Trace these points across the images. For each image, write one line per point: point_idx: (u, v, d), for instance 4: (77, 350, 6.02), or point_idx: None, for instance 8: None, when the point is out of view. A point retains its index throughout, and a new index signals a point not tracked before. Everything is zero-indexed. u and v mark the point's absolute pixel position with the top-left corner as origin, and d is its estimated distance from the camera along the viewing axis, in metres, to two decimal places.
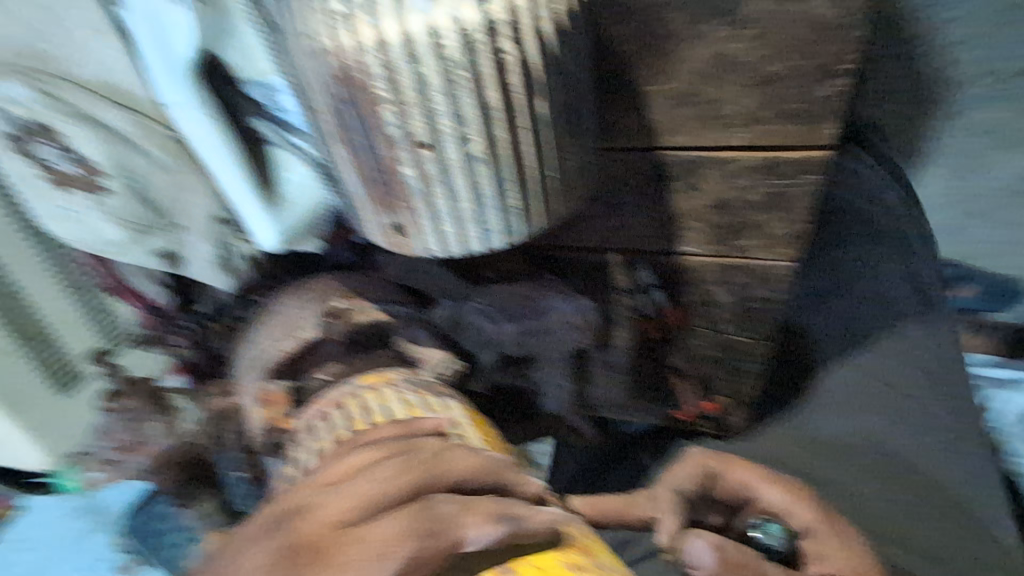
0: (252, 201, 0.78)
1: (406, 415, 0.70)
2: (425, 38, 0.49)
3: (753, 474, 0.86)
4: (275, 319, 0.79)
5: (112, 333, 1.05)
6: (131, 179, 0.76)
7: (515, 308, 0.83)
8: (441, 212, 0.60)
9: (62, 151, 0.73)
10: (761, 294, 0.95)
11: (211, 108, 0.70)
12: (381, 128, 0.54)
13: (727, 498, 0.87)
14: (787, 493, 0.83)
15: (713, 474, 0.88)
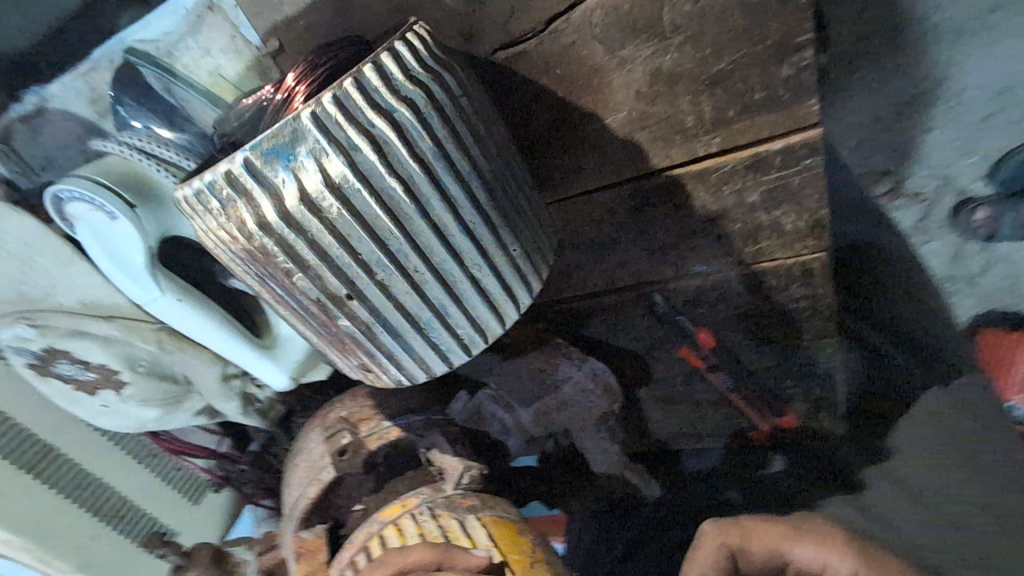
0: (248, 358, 0.80)
1: (419, 539, 0.68)
2: (301, 209, 0.47)
3: (776, 535, 0.69)
4: (301, 461, 0.80)
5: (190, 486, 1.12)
6: (144, 367, 0.79)
7: (529, 388, 0.78)
8: (393, 347, 0.57)
9: (78, 364, 0.77)
10: (799, 292, 0.83)
11: (180, 293, 0.72)
12: (300, 293, 0.52)
13: (759, 568, 0.69)
14: (818, 545, 0.68)
15: (737, 551, 0.69)
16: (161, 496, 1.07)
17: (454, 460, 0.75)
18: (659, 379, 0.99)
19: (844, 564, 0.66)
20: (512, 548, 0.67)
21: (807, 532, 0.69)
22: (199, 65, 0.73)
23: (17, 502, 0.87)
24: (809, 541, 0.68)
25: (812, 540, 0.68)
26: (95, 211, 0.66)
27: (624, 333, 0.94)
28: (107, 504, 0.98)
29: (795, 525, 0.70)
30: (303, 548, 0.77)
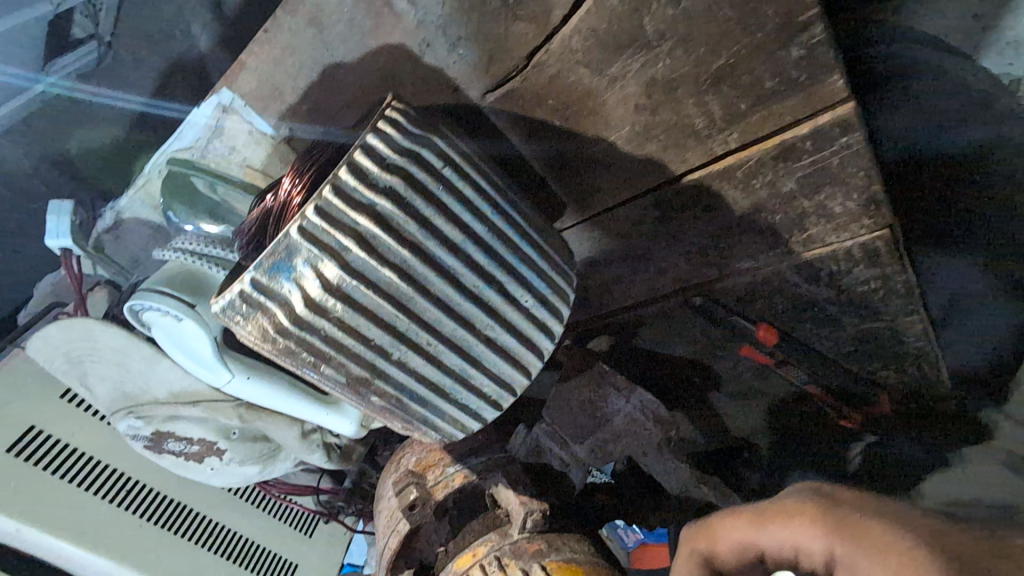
0: (316, 414, 0.86)
1: None
2: (310, 313, 0.50)
3: (741, 527, 0.51)
4: (384, 513, 0.88)
5: (302, 521, 1.24)
6: (237, 433, 0.90)
7: (580, 421, 0.82)
8: (426, 413, 0.60)
9: (182, 440, 0.87)
10: (868, 274, 0.74)
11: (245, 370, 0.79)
12: (330, 381, 0.55)
13: (749, 567, 0.52)
14: (786, 520, 0.48)
15: (706, 553, 0.54)
16: (283, 533, 1.19)
17: (515, 503, 0.77)
18: (727, 378, 0.96)
19: (814, 539, 0.47)
20: None
21: (775, 514, 0.50)
22: (229, 161, 0.77)
23: (163, 554, 0.99)
24: (797, 523, 0.48)
25: (778, 522, 0.49)
26: (164, 316, 0.74)
27: (679, 338, 0.92)
28: (235, 548, 1.10)
29: (759, 506, 0.51)
30: None
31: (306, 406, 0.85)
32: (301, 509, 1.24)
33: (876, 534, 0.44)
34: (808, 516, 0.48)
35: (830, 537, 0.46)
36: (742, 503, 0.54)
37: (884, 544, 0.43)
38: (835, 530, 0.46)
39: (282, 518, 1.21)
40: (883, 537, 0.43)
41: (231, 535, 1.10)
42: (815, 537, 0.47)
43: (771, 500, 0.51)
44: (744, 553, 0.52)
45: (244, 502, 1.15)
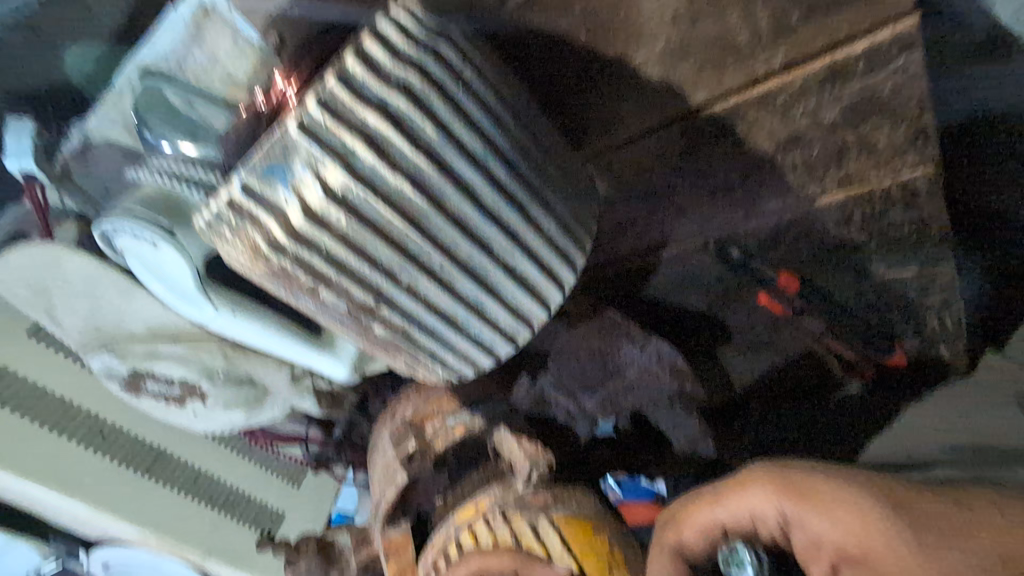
0: (307, 356, 0.81)
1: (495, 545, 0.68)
2: (311, 226, 0.44)
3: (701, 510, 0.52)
4: (380, 463, 0.83)
5: (290, 472, 1.20)
6: (222, 375, 0.83)
7: (589, 371, 0.76)
8: (435, 347, 0.55)
9: (162, 382, 0.82)
10: (901, 218, 0.70)
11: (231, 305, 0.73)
12: (331, 308, 0.49)
13: (710, 553, 0.53)
14: (746, 492, 0.50)
15: (668, 546, 0.54)
16: (271, 484, 1.15)
17: (519, 454, 0.72)
18: (738, 331, 0.90)
19: (769, 506, 0.49)
20: (587, 552, 0.67)
21: (732, 494, 0.51)
22: (209, 74, 0.69)
23: (142, 500, 0.97)
24: (754, 493, 0.50)
25: (734, 496, 0.50)
26: (140, 242, 0.67)
27: (694, 288, 0.86)
28: (219, 496, 1.07)
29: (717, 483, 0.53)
30: (390, 547, 0.78)
31: (297, 348, 0.80)
32: (288, 460, 1.20)
33: (829, 498, 0.46)
34: (767, 487, 0.49)
35: (783, 499, 0.48)
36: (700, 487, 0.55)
37: (841, 508, 0.45)
38: (794, 497, 0.48)
39: (270, 469, 1.16)
40: (836, 499, 0.46)
41: (216, 483, 1.07)
42: (771, 502, 0.49)
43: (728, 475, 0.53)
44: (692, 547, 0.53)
45: (230, 450, 1.11)
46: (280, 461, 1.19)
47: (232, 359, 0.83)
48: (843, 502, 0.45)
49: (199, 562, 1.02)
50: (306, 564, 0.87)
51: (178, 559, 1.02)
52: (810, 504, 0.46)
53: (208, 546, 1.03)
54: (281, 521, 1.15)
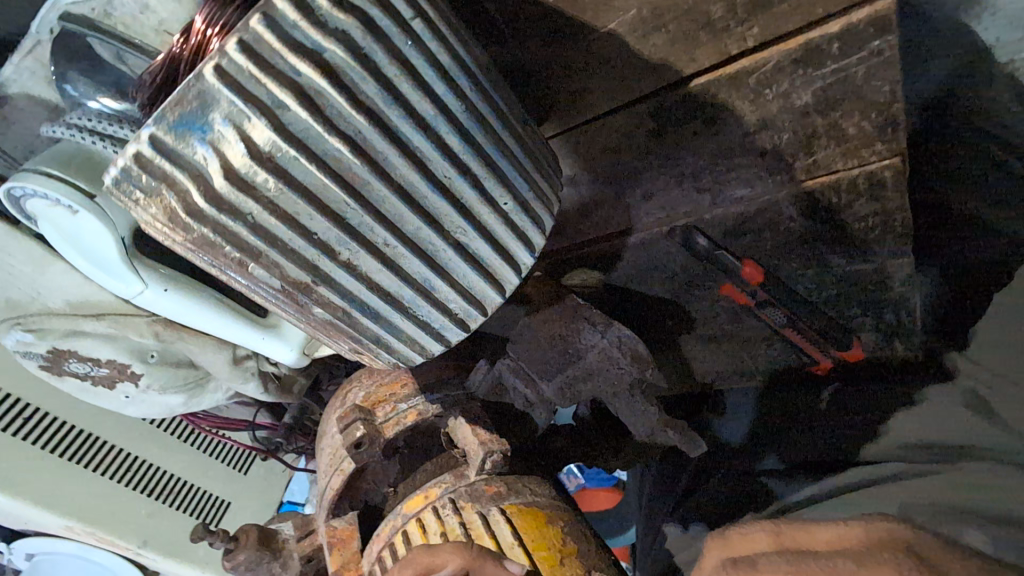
0: (251, 337, 0.76)
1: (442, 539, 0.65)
2: (231, 189, 0.39)
3: None
4: (327, 450, 0.79)
5: (237, 458, 1.14)
6: (155, 357, 0.78)
7: (548, 353, 0.73)
8: (378, 331, 0.50)
9: (86, 362, 0.75)
10: (866, 209, 0.69)
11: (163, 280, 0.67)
12: (260, 285, 0.45)
13: None
14: None
15: None
16: (214, 471, 1.10)
17: (473, 443, 0.69)
18: (701, 321, 0.89)
19: None
20: (537, 543, 0.63)
21: None
22: (138, 21, 0.57)
23: (69, 490, 0.90)
24: None
25: None
26: (53, 206, 0.60)
27: (658, 276, 0.84)
28: (158, 484, 1.01)
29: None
30: (335, 537, 0.75)
31: (238, 327, 0.74)
32: (233, 446, 1.14)
33: None
34: None
35: None
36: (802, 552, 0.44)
37: None
38: None
39: (214, 455, 1.11)
40: None
41: (151, 470, 1.00)
42: None
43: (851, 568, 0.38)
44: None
45: (170, 435, 1.05)
46: (226, 447, 1.13)
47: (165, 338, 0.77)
48: None
49: (134, 554, 0.96)
50: (243, 557, 0.82)
51: (110, 551, 0.96)
52: None
53: (145, 536, 0.97)
54: (223, 509, 1.09)
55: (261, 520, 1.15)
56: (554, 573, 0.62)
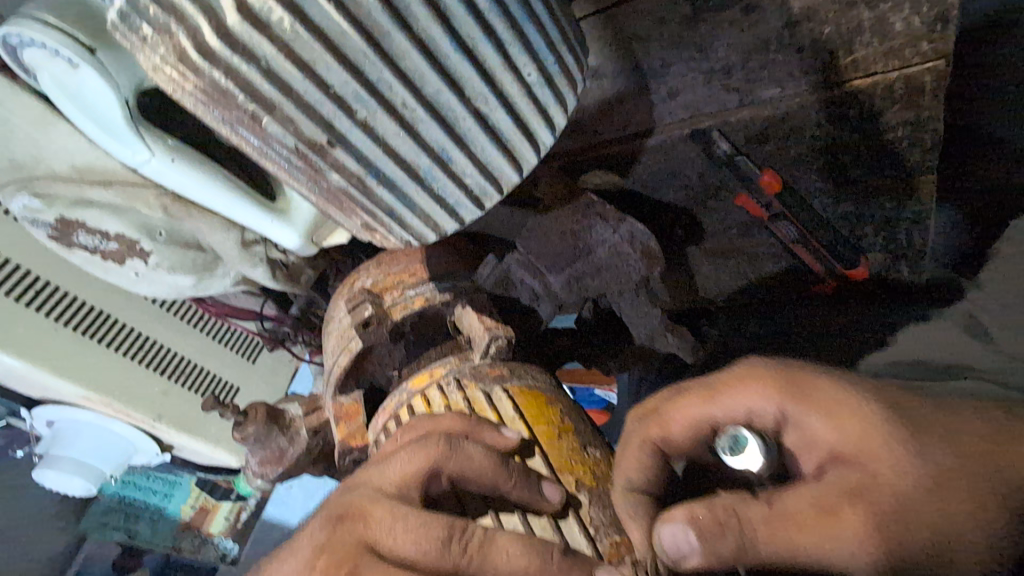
0: (259, 218, 0.75)
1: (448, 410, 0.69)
2: (245, 27, 0.37)
3: (698, 402, 0.53)
4: (335, 332, 0.82)
5: (245, 344, 1.17)
6: (163, 236, 0.78)
7: (558, 249, 0.75)
8: (392, 202, 0.50)
9: (95, 236, 0.75)
10: (898, 117, 0.66)
11: (167, 150, 0.65)
12: (275, 143, 0.43)
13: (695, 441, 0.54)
14: (754, 388, 0.50)
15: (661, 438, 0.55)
16: (222, 355, 1.13)
17: (478, 328, 0.73)
18: (711, 232, 0.88)
19: (769, 404, 0.50)
20: (538, 419, 0.66)
21: (729, 388, 0.51)
22: None
23: (84, 362, 0.94)
24: (749, 390, 0.50)
25: (729, 394, 0.51)
26: (52, 58, 0.57)
27: (673, 182, 0.82)
28: (169, 365, 1.05)
29: (708, 382, 0.53)
30: (341, 413, 0.79)
31: (246, 206, 0.74)
32: (242, 335, 1.17)
33: (828, 400, 0.47)
34: (767, 385, 0.50)
35: (785, 400, 0.49)
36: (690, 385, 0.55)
37: (835, 404, 0.47)
38: (792, 397, 0.49)
39: (224, 342, 1.14)
40: (832, 400, 0.47)
41: (160, 350, 1.04)
42: (772, 401, 0.50)
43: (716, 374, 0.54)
44: (739, 411, 0.51)
45: (178, 318, 1.08)
46: (234, 333, 1.16)
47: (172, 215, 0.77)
48: (841, 403, 0.47)
49: (150, 427, 1.02)
50: (252, 430, 0.86)
51: (126, 422, 1.01)
52: (807, 403, 0.48)
53: (159, 411, 1.02)
54: (229, 389, 1.13)
55: (273, 397, 1.20)
56: (553, 445, 0.64)
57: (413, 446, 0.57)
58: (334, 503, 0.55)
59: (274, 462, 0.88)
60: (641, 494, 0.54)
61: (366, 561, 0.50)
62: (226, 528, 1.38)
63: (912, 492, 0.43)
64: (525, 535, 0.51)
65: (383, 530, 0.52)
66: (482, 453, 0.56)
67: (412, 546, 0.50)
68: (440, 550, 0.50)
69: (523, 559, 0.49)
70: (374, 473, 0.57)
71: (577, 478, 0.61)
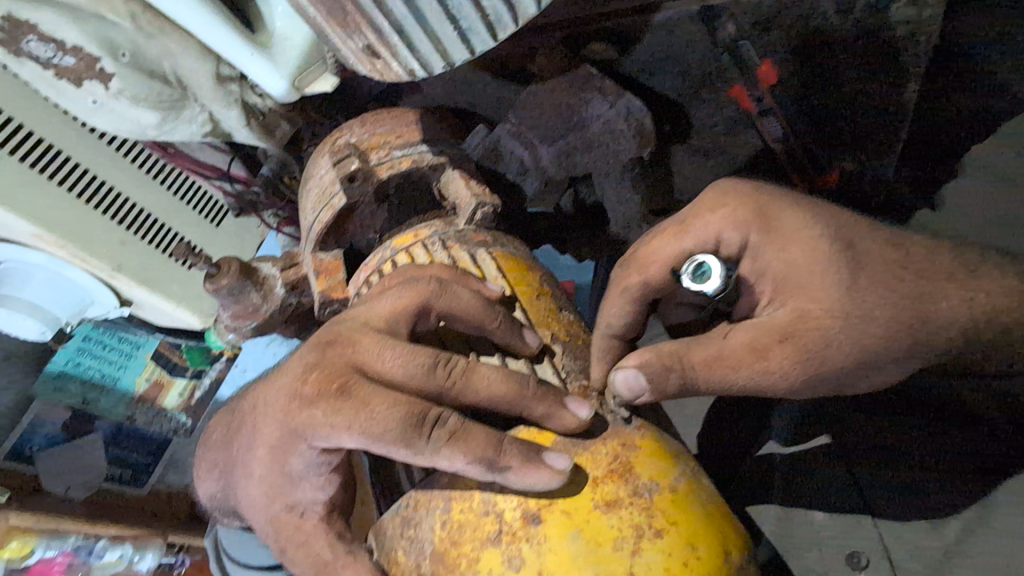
0: (237, 46, 0.75)
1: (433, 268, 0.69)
2: None
3: (670, 239, 0.60)
4: (314, 186, 0.78)
5: (210, 206, 1.13)
6: (127, 58, 0.78)
7: (552, 120, 0.74)
8: (403, 16, 0.50)
9: (47, 44, 0.75)
10: (901, 14, 0.68)
11: None
12: None
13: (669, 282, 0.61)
14: (721, 218, 0.59)
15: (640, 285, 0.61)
16: (184, 213, 1.09)
17: (465, 194, 0.71)
18: (698, 130, 0.86)
19: (731, 228, 0.59)
20: (519, 280, 0.67)
21: (694, 220, 0.61)
22: None
23: (37, 198, 0.88)
24: (718, 215, 0.60)
25: (699, 223, 0.60)
26: None
27: (671, 69, 0.80)
28: (128, 215, 1.00)
29: (680, 221, 0.62)
30: (321, 267, 0.77)
31: (223, 30, 0.74)
32: (208, 197, 1.13)
33: (785, 226, 0.58)
34: (732, 211, 0.59)
35: (748, 226, 0.59)
36: (657, 231, 0.64)
37: (794, 230, 0.57)
38: (756, 215, 0.59)
39: (187, 200, 1.09)
40: (788, 226, 0.58)
41: (117, 198, 0.99)
42: (732, 227, 0.59)
43: (683, 215, 0.62)
44: (709, 234, 0.60)
45: (139, 170, 1.03)
46: (201, 192, 1.12)
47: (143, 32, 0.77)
48: (795, 231, 0.57)
49: (109, 277, 0.97)
50: (224, 283, 0.85)
51: (82, 269, 0.97)
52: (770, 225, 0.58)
53: (119, 261, 0.98)
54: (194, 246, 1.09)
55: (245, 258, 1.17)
56: (531, 302, 0.65)
57: (401, 286, 0.60)
58: (322, 332, 0.60)
59: (248, 315, 0.89)
60: (613, 338, 0.61)
61: (357, 378, 0.55)
62: (180, 404, 1.32)
63: (838, 332, 0.54)
64: (504, 367, 0.54)
65: (372, 355, 0.56)
66: (467, 295, 0.59)
67: (400, 369, 0.55)
68: (425, 371, 0.54)
69: (501, 385, 0.53)
70: (361, 309, 0.61)
71: (553, 333, 0.63)
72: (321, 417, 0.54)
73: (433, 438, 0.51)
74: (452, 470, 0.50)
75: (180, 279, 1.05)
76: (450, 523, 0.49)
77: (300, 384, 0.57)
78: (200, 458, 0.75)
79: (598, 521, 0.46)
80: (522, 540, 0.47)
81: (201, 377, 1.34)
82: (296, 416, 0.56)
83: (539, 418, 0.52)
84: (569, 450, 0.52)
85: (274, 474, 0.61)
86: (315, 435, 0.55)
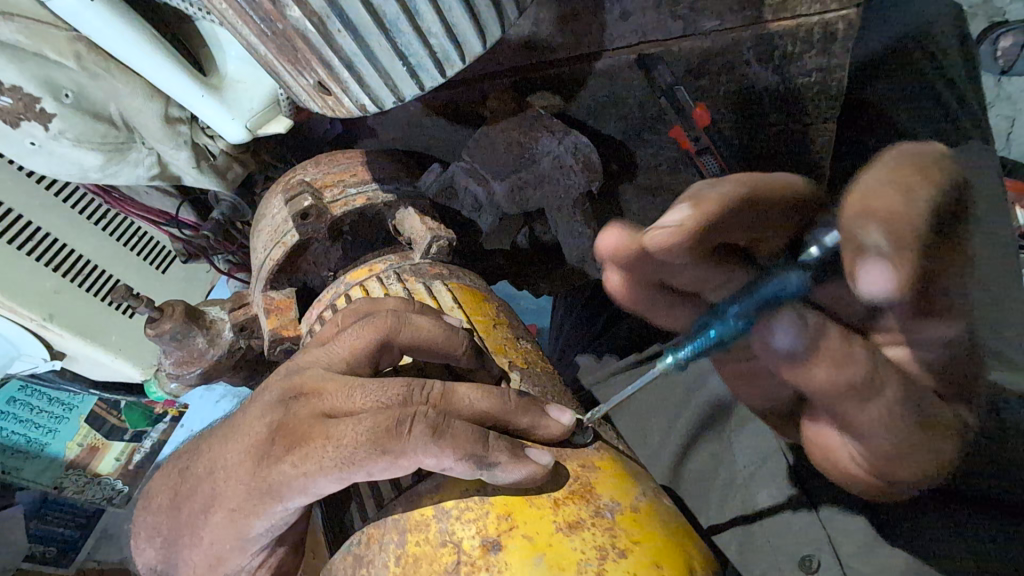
0: (189, 89, 0.76)
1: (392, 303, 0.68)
2: None
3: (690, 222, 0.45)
4: (268, 225, 0.78)
5: (155, 253, 1.09)
6: (70, 98, 0.78)
7: (503, 158, 0.76)
8: (353, 53, 0.52)
9: None
10: (813, 63, 0.75)
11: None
12: None
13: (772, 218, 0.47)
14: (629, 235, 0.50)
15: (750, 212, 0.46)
16: (126, 259, 1.04)
17: (420, 229, 0.72)
18: (643, 169, 0.91)
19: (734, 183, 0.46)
20: (476, 310, 0.67)
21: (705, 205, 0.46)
22: None
23: None
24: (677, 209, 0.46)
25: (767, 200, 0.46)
26: None
27: (615, 111, 0.84)
28: (64, 261, 0.96)
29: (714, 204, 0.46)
30: (272, 306, 0.75)
31: (174, 74, 0.75)
32: (155, 243, 1.09)
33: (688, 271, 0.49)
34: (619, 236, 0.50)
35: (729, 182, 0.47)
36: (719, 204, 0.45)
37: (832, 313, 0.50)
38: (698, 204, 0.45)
39: (130, 246, 1.05)
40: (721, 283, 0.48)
41: (52, 246, 0.95)
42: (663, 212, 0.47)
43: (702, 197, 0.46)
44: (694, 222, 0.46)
45: (78, 216, 0.99)
46: (147, 238, 1.08)
47: (91, 75, 0.78)
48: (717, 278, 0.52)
49: (38, 327, 0.92)
50: (168, 327, 0.82)
51: (8, 321, 0.91)
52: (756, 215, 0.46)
53: (51, 309, 0.93)
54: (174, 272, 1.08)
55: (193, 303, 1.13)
56: (488, 330, 0.65)
57: (358, 325, 0.56)
58: (280, 386, 0.54)
59: (192, 362, 0.84)
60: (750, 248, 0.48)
61: (325, 422, 0.50)
62: (116, 469, 1.23)
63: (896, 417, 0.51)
64: (482, 383, 0.52)
65: (341, 400, 0.52)
66: (428, 324, 0.57)
67: (373, 398, 0.51)
68: (401, 399, 0.51)
69: (484, 400, 0.50)
70: (320, 352, 0.56)
71: (510, 360, 0.63)
72: (292, 471, 0.49)
73: (415, 434, 0.47)
74: (440, 470, 0.47)
75: (116, 329, 1.00)
76: (405, 557, 0.47)
77: (263, 441, 0.52)
78: (136, 525, 0.62)
79: (560, 544, 0.45)
80: (482, 569, 0.45)
81: (142, 438, 1.24)
82: (263, 475, 0.50)
83: (524, 430, 0.51)
84: (560, 458, 0.51)
85: (224, 540, 0.54)
86: (289, 491, 0.50)
